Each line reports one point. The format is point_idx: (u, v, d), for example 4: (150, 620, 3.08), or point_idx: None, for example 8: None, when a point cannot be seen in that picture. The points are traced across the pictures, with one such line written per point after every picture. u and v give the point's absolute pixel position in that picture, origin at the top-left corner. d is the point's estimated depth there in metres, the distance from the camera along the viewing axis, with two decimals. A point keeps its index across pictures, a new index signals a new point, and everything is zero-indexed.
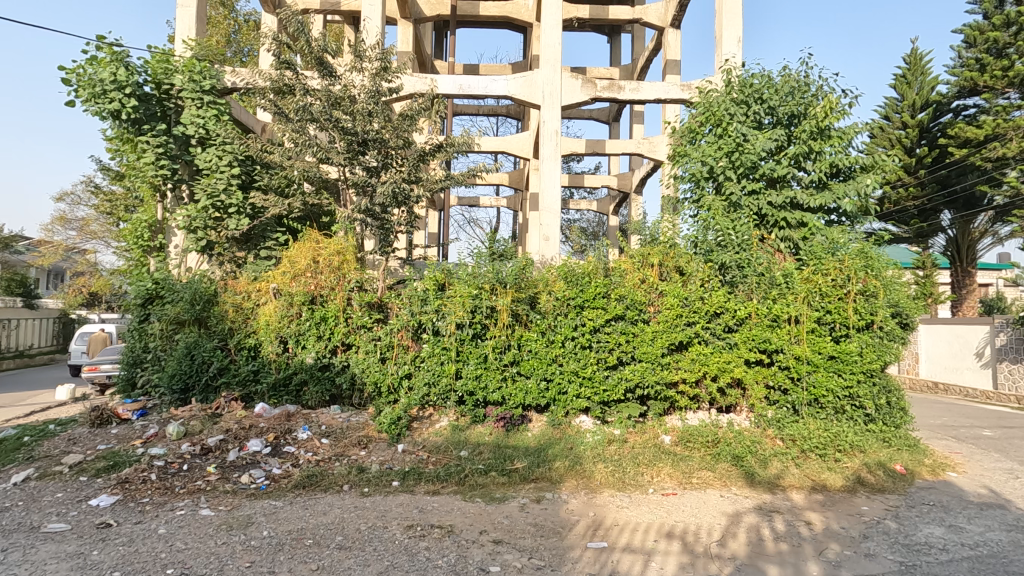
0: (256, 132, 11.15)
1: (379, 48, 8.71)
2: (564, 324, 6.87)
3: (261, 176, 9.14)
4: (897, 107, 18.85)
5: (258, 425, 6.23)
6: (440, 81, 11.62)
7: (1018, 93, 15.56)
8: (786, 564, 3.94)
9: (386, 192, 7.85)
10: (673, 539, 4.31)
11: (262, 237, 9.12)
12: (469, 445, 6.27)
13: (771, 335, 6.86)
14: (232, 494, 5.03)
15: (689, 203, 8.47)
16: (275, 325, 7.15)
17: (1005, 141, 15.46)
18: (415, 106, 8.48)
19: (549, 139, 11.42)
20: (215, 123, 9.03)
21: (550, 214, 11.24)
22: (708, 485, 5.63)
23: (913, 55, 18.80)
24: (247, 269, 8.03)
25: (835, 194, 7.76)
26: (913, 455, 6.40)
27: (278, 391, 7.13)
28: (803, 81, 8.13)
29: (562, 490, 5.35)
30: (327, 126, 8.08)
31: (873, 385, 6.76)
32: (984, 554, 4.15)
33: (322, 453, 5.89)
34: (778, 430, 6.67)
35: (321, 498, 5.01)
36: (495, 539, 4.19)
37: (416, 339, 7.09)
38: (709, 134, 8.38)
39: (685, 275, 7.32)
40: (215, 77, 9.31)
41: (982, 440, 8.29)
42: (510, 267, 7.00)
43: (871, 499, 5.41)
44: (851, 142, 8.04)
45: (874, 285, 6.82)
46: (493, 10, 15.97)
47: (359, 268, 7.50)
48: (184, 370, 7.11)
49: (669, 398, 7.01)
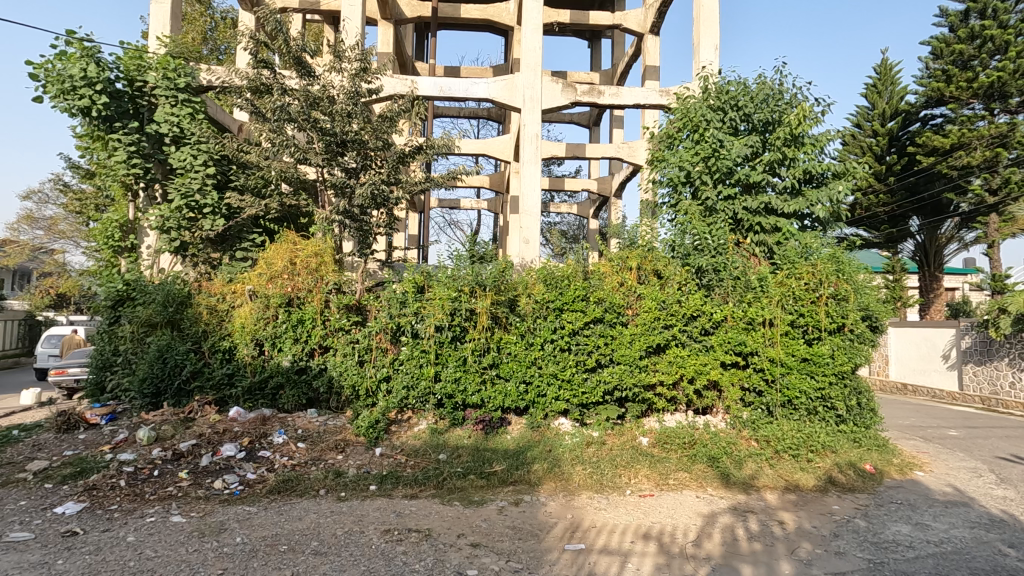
0: (232, 132, 10.98)
1: (358, 49, 8.63)
2: (543, 327, 6.89)
3: (237, 176, 9.01)
4: (868, 116, 19.40)
5: (233, 429, 6.14)
6: (421, 83, 11.58)
7: (982, 104, 16.16)
8: (760, 564, 4.01)
9: (365, 194, 7.78)
10: (650, 540, 4.35)
11: (237, 238, 8.98)
12: (448, 448, 6.25)
13: (745, 338, 6.98)
14: (204, 500, 4.92)
15: (666, 208, 8.57)
16: (250, 327, 7.03)
17: (969, 150, 16.21)
18: (395, 107, 8.40)
19: (530, 143, 11.45)
20: (190, 121, 8.89)
21: (530, 216, 11.29)
22: (683, 486, 5.70)
23: (883, 65, 19.31)
24: (222, 271, 7.88)
25: (808, 201, 7.90)
26: (883, 455, 6.58)
27: (253, 395, 7.02)
28: (776, 89, 8.28)
29: (540, 493, 5.36)
30: (305, 126, 8.02)
31: (844, 386, 6.93)
32: (948, 551, 4.27)
33: (298, 457, 5.81)
34: (752, 431, 6.78)
35: (297, 503, 4.94)
36: (472, 542, 4.18)
37: (394, 342, 7.02)
38: (686, 139, 8.51)
39: (663, 279, 7.41)
40: (191, 75, 9.17)
41: (948, 440, 8.55)
42: (490, 270, 6.96)
43: (842, 498, 5.53)
44: (823, 150, 8.22)
45: (845, 289, 6.98)
46: (475, 13, 15.87)
47: (336, 269, 7.41)
48: (155, 374, 6.96)
49: (647, 400, 7.10)
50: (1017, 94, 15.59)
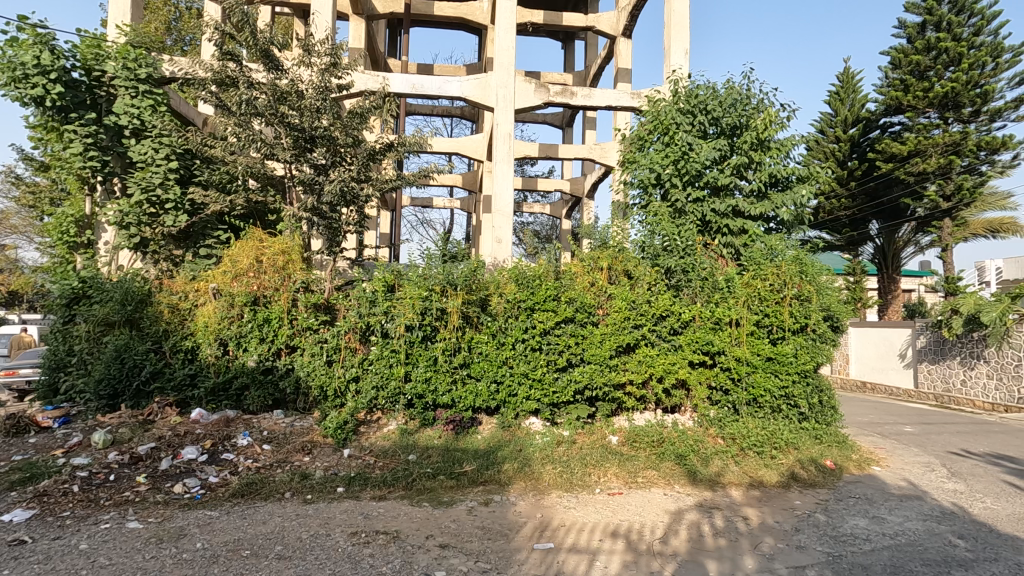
0: (197, 125, 10.68)
1: (328, 43, 8.46)
2: (515, 326, 6.88)
3: (201, 171, 8.75)
4: (831, 122, 19.98)
5: (194, 432, 5.98)
6: (393, 80, 11.43)
7: (937, 113, 16.86)
8: (724, 559, 4.08)
9: (334, 191, 7.64)
10: (618, 538, 4.39)
11: (201, 235, 8.68)
12: (417, 448, 6.20)
13: (713, 338, 7.11)
14: (163, 505, 4.76)
15: (637, 209, 8.67)
16: (214, 326, 6.83)
17: (924, 157, 16.93)
18: (366, 104, 8.27)
19: (502, 142, 11.41)
20: (151, 114, 8.61)
21: (502, 217, 11.27)
22: (652, 484, 5.78)
23: (845, 74, 19.88)
24: (184, 268, 7.65)
25: (773, 203, 8.10)
26: (842, 451, 6.79)
27: (216, 396, 6.85)
28: (744, 94, 8.43)
29: (510, 493, 5.35)
30: (272, 120, 7.86)
31: (806, 385, 7.14)
32: (903, 544, 4.42)
33: (262, 460, 5.69)
34: (719, 429, 6.92)
35: (261, 506, 4.83)
36: (442, 543, 4.15)
37: (364, 341, 6.91)
38: (657, 142, 8.65)
39: (633, 279, 7.48)
40: (152, 66, 8.86)
41: (904, 436, 8.89)
42: (461, 269, 6.90)
43: (803, 494, 5.68)
44: (788, 154, 8.43)
45: (808, 290, 7.18)
46: (448, 10, 15.84)
47: (305, 268, 7.25)
48: (112, 375, 6.73)
49: (617, 399, 7.17)
50: (969, 105, 16.34)
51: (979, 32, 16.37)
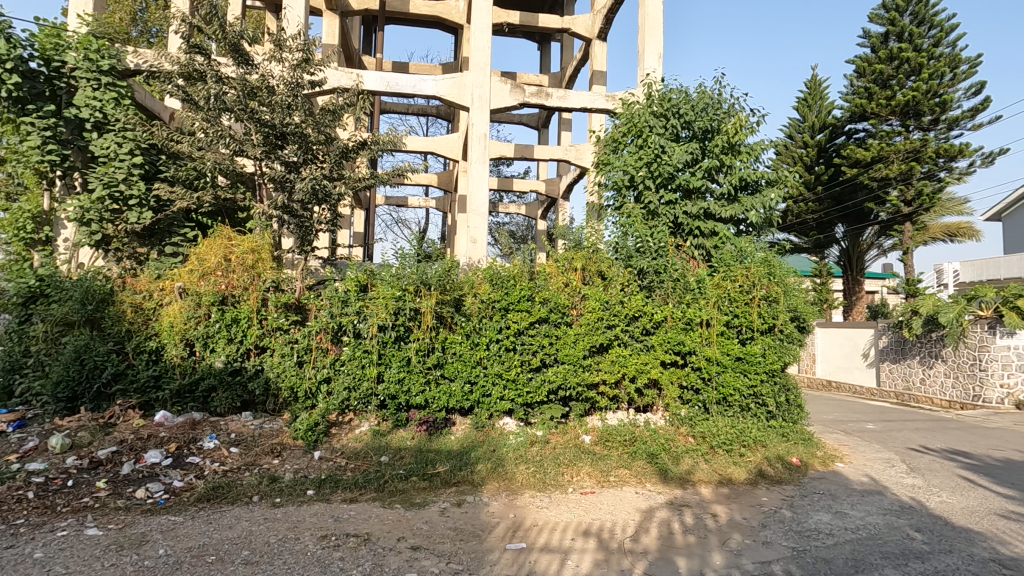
0: (164, 120, 10.40)
1: (301, 38, 8.32)
2: (489, 327, 6.86)
3: (167, 167, 8.52)
4: (799, 128, 20.51)
5: (158, 435, 5.83)
6: (367, 77, 11.29)
7: (899, 120, 17.44)
8: (693, 556, 4.14)
9: (305, 189, 7.50)
10: (589, 537, 4.42)
11: (167, 232, 8.44)
12: (390, 450, 6.14)
13: (684, 338, 7.23)
14: (124, 511, 4.61)
15: (611, 210, 8.75)
16: (179, 326, 6.64)
17: (887, 163, 17.50)
18: (339, 101, 8.17)
19: (478, 142, 11.38)
20: (114, 107, 8.35)
21: (477, 216, 11.24)
22: (623, 483, 5.84)
23: (813, 82, 20.41)
24: (149, 267, 7.42)
25: (743, 206, 8.28)
26: (808, 448, 6.97)
27: (182, 398, 6.68)
28: (716, 99, 8.57)
29: (483, 493, 5.34)
30: (242, 116, 7.71)
31: (774, 384, 7.31)
32: (863, 537, 4.56)
33: (229, 463, 5.58)
34: (689, 428, 7.04)
35: (227, 511, 4.71)
36: (413, 545, 4.12)
37: (336, 342, 6.81)
38: (630, 144, 8.74)
39: (606, 279, 7.54)
40: (116, 57, 8.60)
41: (867, 433, 9.17)
42: (435, 269, 6.84)
43: (770, 490, 5.81)
44: (758, 158, 8.61)
45: (776, 292, 7.36)
46: (423, 9, 15.80)
47: (275, 267, 7.11)
48: (71, 377, 6.46)
49: (590, 398, 7.22)
50: (929, 113, 16.96)
51: (938, 43, 17.00)
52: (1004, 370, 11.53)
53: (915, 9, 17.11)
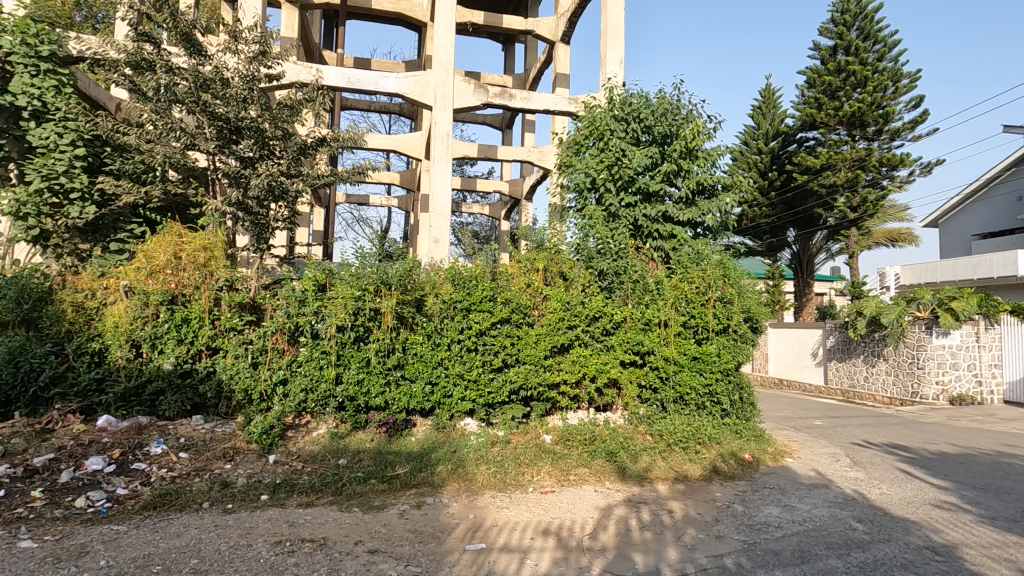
0: (109, 110, 9.93)
1: (258, 30, 8.08)
2: (450, 327, 6.82)
3: (112, 160, 8.13)
4: (754, 134, 21.21)
5: (100, 441, 5.57)
6: (327, 72, 11.07)
7: (846, 130, 18.27)
8: (649, 552, 4.23)
9: (260, 185, 7.26)
10: (549, 535, 4.46)
11: (112, 228, 8.05)
12: (348, 453, 6.03)
13: (643, 338, 7.37)
14: (62, 521, 4.37)
15: (573, 211, 8.86)
16: (125, 327, 6.34)
17: (835, 171, 18.32)
18: (298, 96, 7.98)
19: (440, 141, 11.30)
20: (54, 95, 7.93)
21: (439, 216, 11.17)
22: (583, 481, 5.91)
23: (767, 90, 21.19)
24: (91, 265, 7.09)
25: (700, 210, 8.51)
26: (759, 444, 7.20)
27: (127, 402, 6.39)
28: (675, 104, 8.77)
29: (443, 494, 5.32)
30: (194, 109, 7.45)
31: (728, 382, 7.57)
32: (809, 529, 4.76)
33: (178, 469, 5.37)
34: (648, 427, 7.19)
35: (175, 519, 4.53)
36: (371, 549, 4.06)
37: (293, 342, 6.63)
38: (592, 147, 8.86)
39: (568, 280, 7.63)
40: (56, 43, 8.16)
41: (814, 429, 9.57)
42: (396, 268, 6.73)
43: (724, 486, 5.99)
44: (714, 163, 8.86)
45: (730, 292, 7.62)
46: (386, 5, 15.59)
47: (229, 265, 6.87)
48: (4, 380, 6.11)
49: (551, 398, 7.28)
50: (873, 124, 17.83)
51: (882, 57, 17.88)
52: (939, 368, 12.21)
53: (861, 24, 17.95)
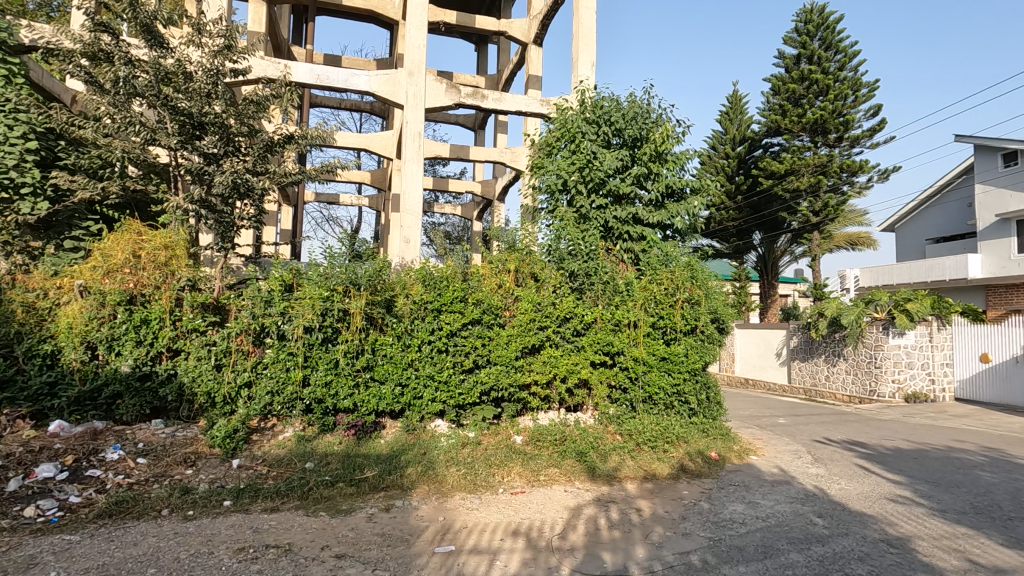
0: (64, 102, 9.55)
1: (223, 23, 7.88)
2: (421, 327, 6.76)
3: (67, 154, 7.83)
4: (722, 139, 21.68)
5: (52, 447, 5.34)
6: (295, 68, 10.85)
7: (809, 136, 18.85)
8: (618, 550, 4.27)
9: (224, 181, 7.06)
10: (518, 536, 4.46)
11: (66, 225, 7.74)
12: (315, 456, 5.91)
13: (613, 339, 7.44)
14: (8, 532, 4.16)
15: (545, 213, 8.90)
16: (80, 328, 6.09)
17: (798, 175, 18.89)
18: (264, 92, 7.80)
19: (412, 140, 11.19)
20: (4, 85, 7.57)
21: (410, 216, 11.05)
22: (553, 481, 5.94)
23: (734, 96, 21.67)
24: (43, 264, 6.82)
25: (669, 213, 8.64)
26: (725, 443, 7.34)
27: (81, 406, 6.15)
28: (645, 107, 8.88)
29: (413, 497, 5.26)
30: (155, 103, 7.22)
31: (695, 382, 7.74)
32: (772, 525, 4.88)
33: (136, 475, 5.18)
34: (617, 426, 7.26)
35: (132, 527, 4.37)
36: (338, 553, 3.99)
37: (258, 344, 6.45)
38: (564, 149, 8.91)
39: (539, 281, 7.67)
40: (6, 30, 7.79)
41: (778, 427, 9.82)
42: (366, 268, 6.64)
43: (690, 484, 6.09)
44: (683, 166, 8.99)
45: (697, 294, 7.79)
46: (357, 2, 15.39)
47: (191, 264, 6.67)
48: None
49: (522, 399, 7.29)
50: (834, 131, 18.49)
51: (843, 67, 18.50)
52: (895, 367, 12.69)
53: (823, 34, 18.55)
